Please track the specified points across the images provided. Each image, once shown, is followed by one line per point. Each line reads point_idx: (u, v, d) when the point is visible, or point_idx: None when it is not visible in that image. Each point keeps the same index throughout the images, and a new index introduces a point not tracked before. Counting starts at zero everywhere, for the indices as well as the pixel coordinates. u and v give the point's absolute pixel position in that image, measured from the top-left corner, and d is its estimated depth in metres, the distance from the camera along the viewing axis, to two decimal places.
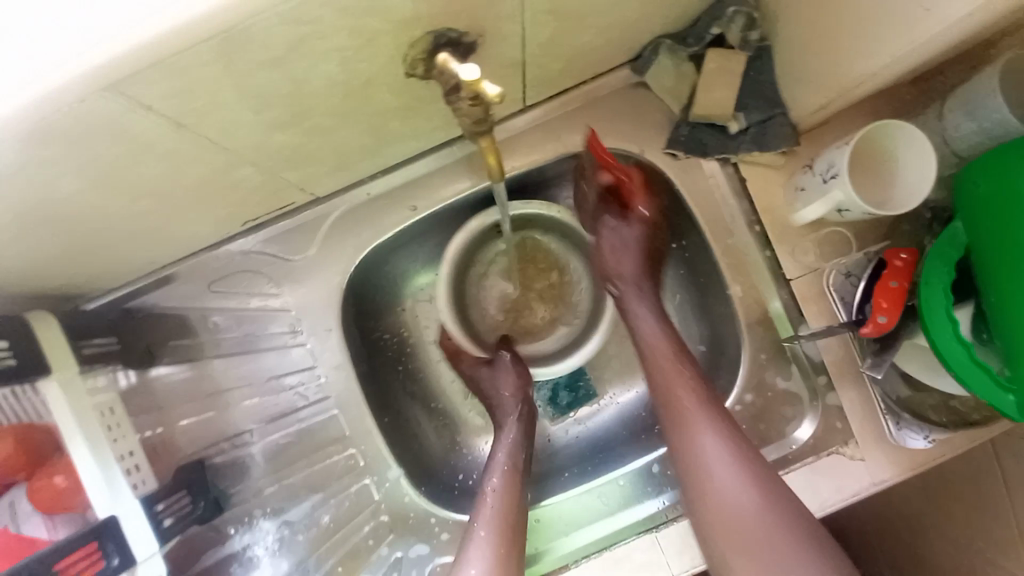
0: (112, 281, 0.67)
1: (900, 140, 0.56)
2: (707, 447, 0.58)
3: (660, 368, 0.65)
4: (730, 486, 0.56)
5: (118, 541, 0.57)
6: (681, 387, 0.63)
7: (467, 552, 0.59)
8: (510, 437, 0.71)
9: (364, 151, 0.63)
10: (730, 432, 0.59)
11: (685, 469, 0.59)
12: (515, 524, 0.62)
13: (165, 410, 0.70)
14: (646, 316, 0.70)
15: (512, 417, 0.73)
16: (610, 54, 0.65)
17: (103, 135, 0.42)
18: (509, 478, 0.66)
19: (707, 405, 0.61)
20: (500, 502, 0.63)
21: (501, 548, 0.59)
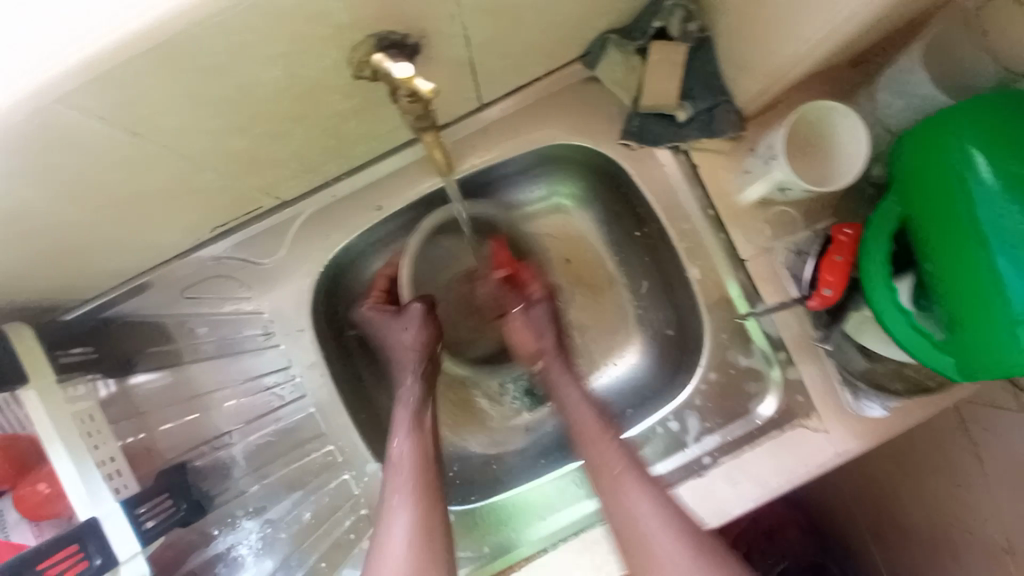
0: (87, 293, 0.68)
1: (835, 120, 0.59)
2: (665, 550, 0.59)
3: (605, 476, 0.65)
4: (651, 529, 0.60)
5: (100, 542, 0.59)
6: (629, 485, 0.63)
7: (388, 518, 0.61)
8: (409, 398, 0.71)
9: (324, 154, 0.65)
10: (693, 535, 0.60)
11: (619, 525, 0.62)
12: (432, 494, 0.63)
13: (144, 416, 0.72)
14: (590, 421, 0.69)
15: (410, 370, 0.74)
16: (558, 52, 0.68)
17: (63, 147, 0.44)
18: (415, 437, 0.68)
19: (653, 498, 0.62)
20: (407, 465, 0.65)
21: (420, 520, 0.60)
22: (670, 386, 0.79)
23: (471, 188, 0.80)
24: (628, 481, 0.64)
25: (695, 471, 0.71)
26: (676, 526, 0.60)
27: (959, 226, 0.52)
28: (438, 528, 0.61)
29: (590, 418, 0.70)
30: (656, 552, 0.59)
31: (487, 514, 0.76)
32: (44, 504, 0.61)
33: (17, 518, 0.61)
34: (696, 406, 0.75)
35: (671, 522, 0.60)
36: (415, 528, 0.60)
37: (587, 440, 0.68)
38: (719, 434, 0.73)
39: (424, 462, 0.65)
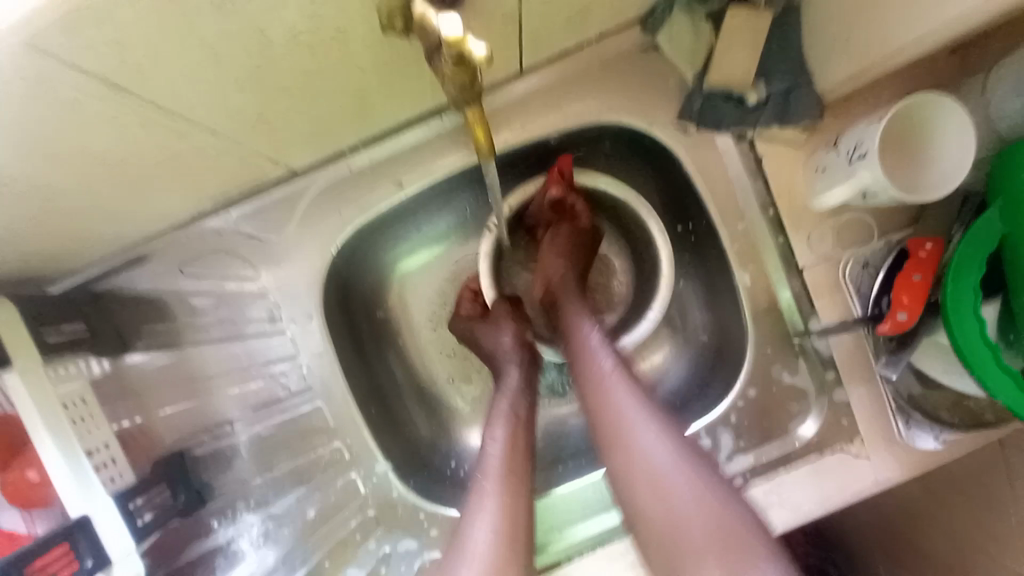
0: (77, 262, 0.62)
1: (937, 117, 0.50)
2: (656, 468, 0.52)
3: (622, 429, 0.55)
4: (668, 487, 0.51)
5: (91, 541, 0.55)
6: (618, 396, 0.57)
7: (472, 515, 0.54)
8: (507, 390, 0.65)
9: (342, 117, 0.57)
10: (690, 452, 0.53)
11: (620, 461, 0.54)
12: (523, 496, 0.55)
13: (142, 397, 0.66)
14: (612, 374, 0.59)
15: (512, 366, 0.68)
16: (618, 10, 0.58)
17: (30, 96, 0.37)
18: (510, 429, 0.60)
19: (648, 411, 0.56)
20: (499, 465, 0.57)
21: (506, 520, 0.53)
22: (702, 396, 0.73)
23: (506, 168, 0.72)
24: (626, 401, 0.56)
25: None
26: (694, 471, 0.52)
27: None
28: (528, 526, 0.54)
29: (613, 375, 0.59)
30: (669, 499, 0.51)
31: None
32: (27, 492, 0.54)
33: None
34: (731, 423, 0.68)
35: (686, 466, 0.53)
36: (503, 526, 0.53)
37: (601, 414, 0.57)
38: (752, 454, 0.67)
39: (520, 458, 0.58)
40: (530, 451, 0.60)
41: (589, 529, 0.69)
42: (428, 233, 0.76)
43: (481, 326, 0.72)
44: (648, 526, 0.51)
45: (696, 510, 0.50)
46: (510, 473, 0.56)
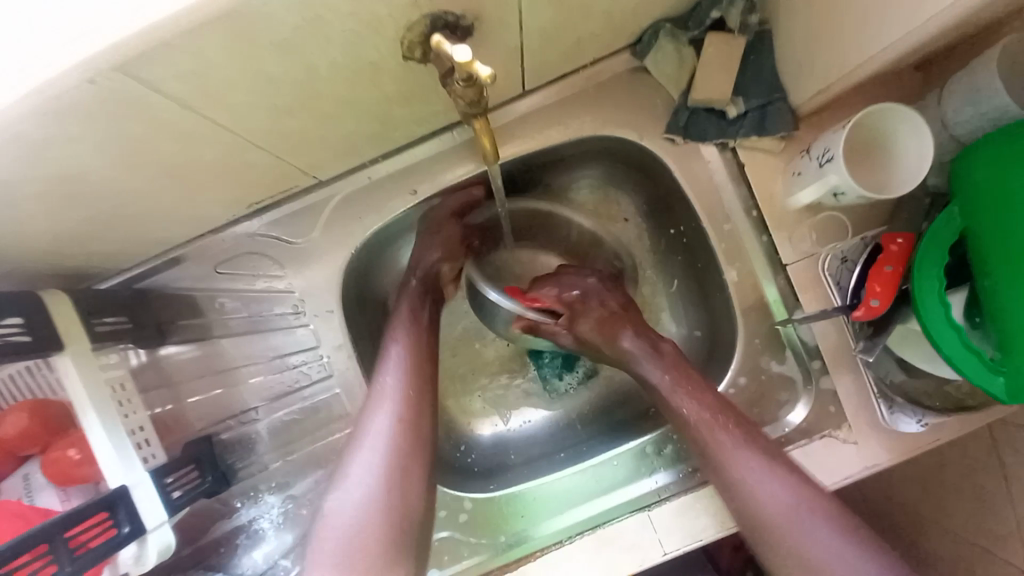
0: (122, 263, 0.69)
1: (896, 124, 0.56)
2: (780, 516, 0.57)
3: (737, 484, 0.60)
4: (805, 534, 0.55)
5: (129, 510, 0.59)
6: (723, 445, 0.62)
7: (376, 403, 0.63)
8: (411, 298, 0.73)
9: (366, 134, 0.64)
10: (828, 512, 0.56)
11: (745, 511, 0.59)
12: (422, 409, 0.64)
13: (174, 386, 0.73)
14: (730, 442, 0.61)
15: (413, 274, 0.75)
16: (611, 39, 0.65)
17: (116, 117, 0.44)
18: (412, 336, 0.69)
19: (768, 466, 0.59)
20: (398, 367, 0.66)
21: (399, 426, 0.62)
22: None
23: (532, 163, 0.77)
24: (734, 454, 0.61)
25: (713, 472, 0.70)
26: (826, 517, 0.56)
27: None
28: (423, 411, 0.64)
29: (702, 412, 0.64)
30: (805, 548, 0.55)
31: (505, 503, 0.75)
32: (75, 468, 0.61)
33: (45, 481, 0.61)
34: None
35: (816, 508, 0.57)
36: (402, 417, 0.62)
37: (712, 466, 0.62)
38: None
39: (416, 371, 0.66)
40: (428, 362, 0.68)
41: (587, 509, 0.73)
42: None
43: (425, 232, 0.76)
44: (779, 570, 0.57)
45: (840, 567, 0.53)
46: (408, 385, 0.64)
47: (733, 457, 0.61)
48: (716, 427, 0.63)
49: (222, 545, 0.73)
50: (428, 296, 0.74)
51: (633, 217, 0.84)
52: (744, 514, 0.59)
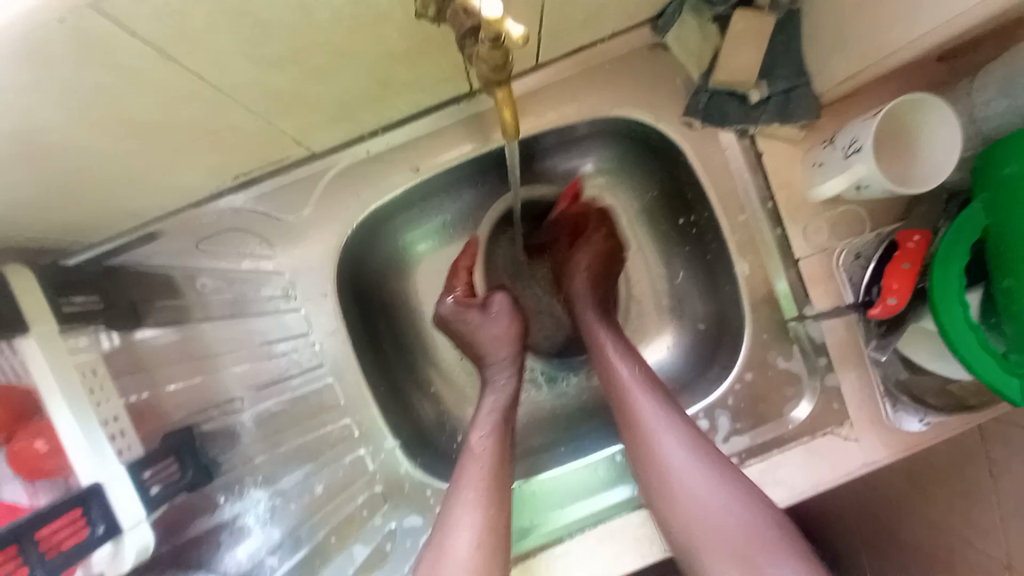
0: (93, 235, 0.63)
1: (925, 116, 0.54)
2: (680, 465, 0.59)
3: (648, 436, 0.62)
4: (701, 490, 0.58)
5: (103, 507, 0.55)
6: (640, 402, 0.64)
7: (454, 519, 0.58)
8: (499, 395, 0.69)
9: (365, 102, 0.59)
10: (721, 463, 0.60)
11: (642, 458, 0.62)
12: (503, 512, 0.59)
13: (150, 371, 0.67)
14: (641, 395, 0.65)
15: (502, 363, 0.71)
16: (631, 10, 0.62)
17: (82, 61, 0.39)
18: (496, 436, 0.64)
19: (674, 421, 0.62)
20: (486, 462, 0.62)
21: (486, 528, 0.57)
22: (701, 380, 0.76)
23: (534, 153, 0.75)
24: (645, 403, 0.64)
25: None
26: (720, 475, 0.59)
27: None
28: (506, 518, 0.59)
29: (628, 375, 0.67)
30: (698, 499, 0.58)
31: None
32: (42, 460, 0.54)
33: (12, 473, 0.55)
34: (729, 406, 0.71)
35: (713, 465, 0.59)
36: (483, 534, 0.57)
37: (619, 408, 0.66)
38: (748, 436, 0.70)
39: (502, 469, 0.62)
40: (509, 458, 0.64)
41: (588, 504, 0.71)
42: (439, 221, 0.80)
43: (473, 314, 0.73)
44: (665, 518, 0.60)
45: (724, 514, 0.56)
46: (492, 489, 0.60)
47: (644, 409, 0.64)
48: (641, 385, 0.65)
49: (204, 542, 0.68)
50: (514, 381, 0.70)
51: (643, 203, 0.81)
52: (643, 463, 0.61)
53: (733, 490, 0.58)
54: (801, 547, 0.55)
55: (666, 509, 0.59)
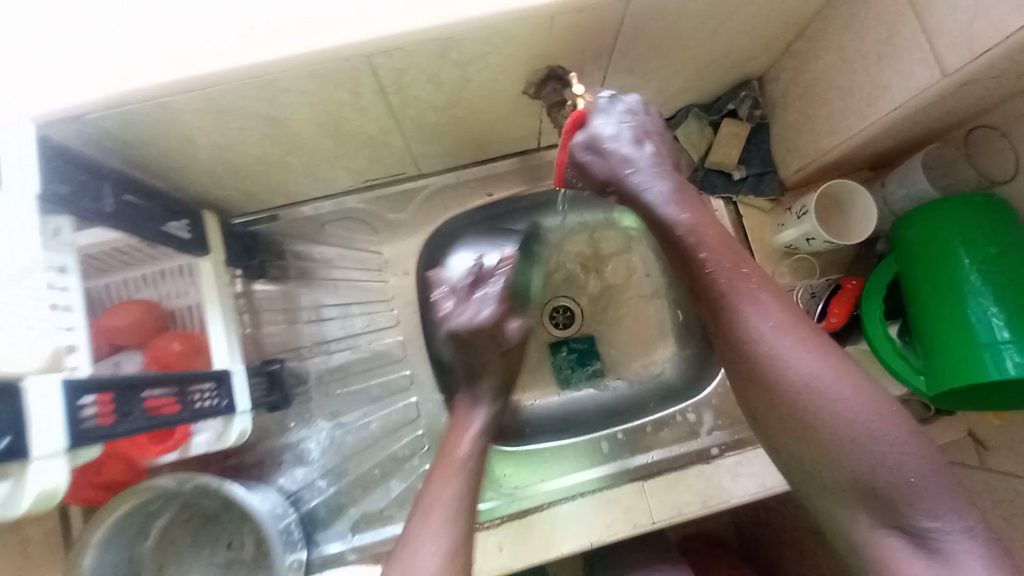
0: (250, 206, 0.86)
1: (854, 195, 0.79)
2: (761, 327, 0.56)
3: (733, 306, 0.58)
4: (790, 354, 0.55)
5: (228, 389, 0.71)
6: (726, 253, 0.60)
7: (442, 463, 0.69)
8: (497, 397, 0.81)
9: (469, 143, 0.85)
10: (821, 351, 0.55)
11: (741, 350, 0.57)
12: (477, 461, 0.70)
13: (257, 313, 0.88)
14: (658, 188, 0.63)
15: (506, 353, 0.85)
16: (655, 111, 0.90)
17: (334, 86, 0.63)
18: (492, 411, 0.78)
19: (761, 285, 0.59)
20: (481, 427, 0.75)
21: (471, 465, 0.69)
22: (693, 388, 0.93)
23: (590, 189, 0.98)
24: (744, 297, 0.58)
25: (704, 459, 0.83)
26: (813, 348, 0.55)
27: (940, 267, 0.70)
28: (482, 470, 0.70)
29: (686, 225, 0.62)
30: (790, 368, 0.55)
31: (521, 456, 0.92)
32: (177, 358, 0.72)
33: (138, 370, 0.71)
34: (713, 405, 0.88)
35: (807, 343, 0.56)
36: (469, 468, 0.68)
37: (672, 242, 0.63)
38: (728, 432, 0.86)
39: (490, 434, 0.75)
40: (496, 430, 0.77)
41: (591, 473, 0.87)
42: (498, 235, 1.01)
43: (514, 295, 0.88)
44: (756, 379, 0.56)
45: (821, 375, 0.54)
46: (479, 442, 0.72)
47: (744, 297, 0.58)
48: (715, 242, 0.61)
49: (271, 459, 0.84)
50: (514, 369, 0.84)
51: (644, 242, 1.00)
52: (727, 340, 0.58)
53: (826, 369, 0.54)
54: (942, 488, 0.49)
55: (762, 412, 0.57)
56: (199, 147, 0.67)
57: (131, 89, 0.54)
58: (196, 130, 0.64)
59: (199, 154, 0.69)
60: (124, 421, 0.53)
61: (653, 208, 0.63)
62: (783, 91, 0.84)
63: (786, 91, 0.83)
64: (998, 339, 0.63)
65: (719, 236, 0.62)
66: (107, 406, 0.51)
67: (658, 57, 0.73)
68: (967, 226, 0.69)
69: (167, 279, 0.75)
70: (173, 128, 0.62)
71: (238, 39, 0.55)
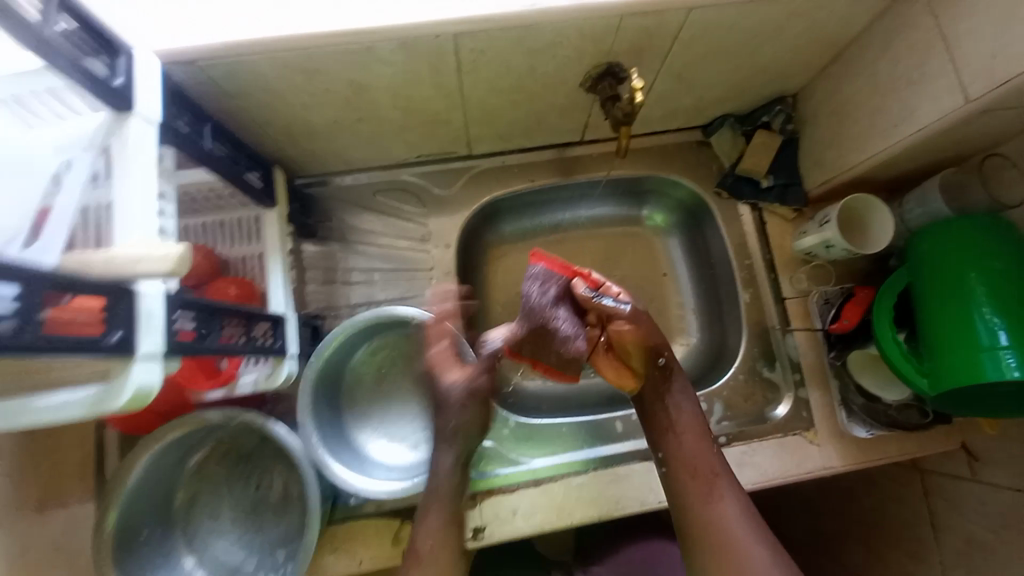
0: (309, 169, 0.92)
1: (874, 209, 0.85)
2: (729, 513, 0.68)
3: (699, 480, 0.71)
4: (749, 544, 0.66)
5: (283, 332, 0.76)
6: (705, 451, 0.73)
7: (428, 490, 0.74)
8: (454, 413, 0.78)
9: (520, 131, 0.92)
10: (765, 534, 0.68)
11: (698, 519, 0.69)
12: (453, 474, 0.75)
13: (303, 270, 0.94)
14: (689, 412, 0.76)
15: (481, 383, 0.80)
16: (692, 119, 0.97)
17: (418, 62, 0.69)
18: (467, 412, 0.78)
19: (729, 482, 0.71)
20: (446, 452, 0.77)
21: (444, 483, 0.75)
22: (707, 379, 0.98)
23: (631, 188, 1.06)
24: (719, 484, 0.71)
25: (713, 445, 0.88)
26: (765, 539, 0.67)
27: (947, 277, 0.76)
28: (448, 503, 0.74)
29: (694, 421, 0.76)
30: (746, 555, 0.66)
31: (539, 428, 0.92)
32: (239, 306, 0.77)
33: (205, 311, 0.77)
34: (724, 396, 0.93)
35: (759, 533, 0.67)
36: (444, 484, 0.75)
37: (660, 428, 0.76)
38: (736, 423, 0.91)
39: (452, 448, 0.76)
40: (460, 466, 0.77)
41: (601, 450, 0.90)
42: (541, 220, 1.08)
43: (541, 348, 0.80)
44: (710, 559, 0.67)
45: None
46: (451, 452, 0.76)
47: (709, 478, 0.71)
48: (702, 435, 0.75)
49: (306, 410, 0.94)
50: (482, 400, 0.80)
51: (682, 237, 1.08)
52: (692, 529, 0.70)
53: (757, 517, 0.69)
54: None
55: (710, 573, 0.67)
56: (283, 104, 0.73)
57: (245, 43, 0.60)
58: (287, 90, 0.70)
59: (282, 112, 0.74)
60: (204, 342, 0.58)
61: (667, 411, 0.76)
62: (813, 110, 0.91)
63: (817, 110, 0.90)
64: (997, 343, 0.69)
65: (701, 434, 0.75)
66: (192, 324, 0.56)
67: (707, 66, 0.80)
68: (974, 239, 0.75)
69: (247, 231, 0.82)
70: (269, 85, 0.68)
71: (348, 12, 0.62)
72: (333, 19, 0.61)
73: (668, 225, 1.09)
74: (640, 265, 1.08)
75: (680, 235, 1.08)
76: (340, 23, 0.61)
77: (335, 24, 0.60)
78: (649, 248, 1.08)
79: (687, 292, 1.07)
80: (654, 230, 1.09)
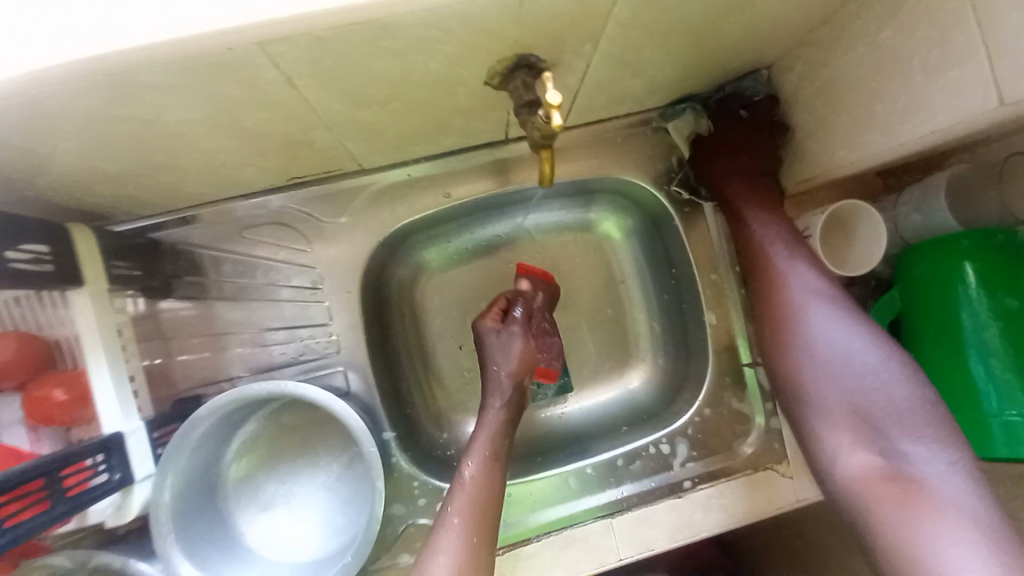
0: (144, 210, 0.69)
1: (863, 219, 0.69)
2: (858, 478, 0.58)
3: (830, 424, 0.62)
4: (889, 518, 0.54)
5: (121, 457, 0.61)
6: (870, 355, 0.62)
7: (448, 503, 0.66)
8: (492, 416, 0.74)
9: (418, 138, 0.69)
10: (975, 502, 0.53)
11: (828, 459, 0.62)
12: (494, 488, 0.68)
13: (168, 339, 0.74)
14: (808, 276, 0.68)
15: (500, 393, 0.76)
16: (643, 101, 0.76)
17: (222, 82, 0.46)
18: (487, 464, 0.69)
19: (922, 427, 0.58)
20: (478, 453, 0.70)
21: (480, 487, 0.66)
22: (670, 410, 0.87)
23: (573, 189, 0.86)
24: (835, 408, 0.62)
25: (677, 492, 0.78)
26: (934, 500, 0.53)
27: (949, 323, 0.63)
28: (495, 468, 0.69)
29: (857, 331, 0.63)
30: (886, 526, 0.54)
31: None
32: (55, 409, 0.60)
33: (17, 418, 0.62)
34: (688, 434, 0.82)
35: (901, 410, 0.59)
36: (480, 484, 0.67)
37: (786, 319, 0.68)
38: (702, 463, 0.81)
39: (492, 471, 0.68)
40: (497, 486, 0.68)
41: (561, 509, 0.80)
42: (469, 237, 0.89)
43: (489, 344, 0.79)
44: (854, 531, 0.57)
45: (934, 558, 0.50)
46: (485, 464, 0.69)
47: (882, 414, 0.60)
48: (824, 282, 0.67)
49: None
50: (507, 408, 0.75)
51: (635, 244, 0.91)
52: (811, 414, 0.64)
53: (891, 373, 0.61)
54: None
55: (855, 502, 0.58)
56: (51, 153, 0.51)
57: None
58: (44, 139, 0.48)
59: (47, 162, 0.51)
60: None
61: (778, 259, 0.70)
62: (795, 86, 0.70)
63: (801, 86, 0.69)
64: (1002, 413, 0.60)
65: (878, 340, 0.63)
66: None
67: (654, 45, 0.58)
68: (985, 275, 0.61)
69: (44, 306, 0.62)
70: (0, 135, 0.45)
71: (76, 28, 0.39)
72: (50, 40, 0.39)
73: (622, 231, 0.91)
74: (593, 276, 0.92)
75: (633, 242, 0.91)
76: (64, 48, 0.39)
77: (58, 51, 0.39)
78: (600, 258, 0.92)
79: (643, 308, 0.93)
80: (604, 238, 0.92)
